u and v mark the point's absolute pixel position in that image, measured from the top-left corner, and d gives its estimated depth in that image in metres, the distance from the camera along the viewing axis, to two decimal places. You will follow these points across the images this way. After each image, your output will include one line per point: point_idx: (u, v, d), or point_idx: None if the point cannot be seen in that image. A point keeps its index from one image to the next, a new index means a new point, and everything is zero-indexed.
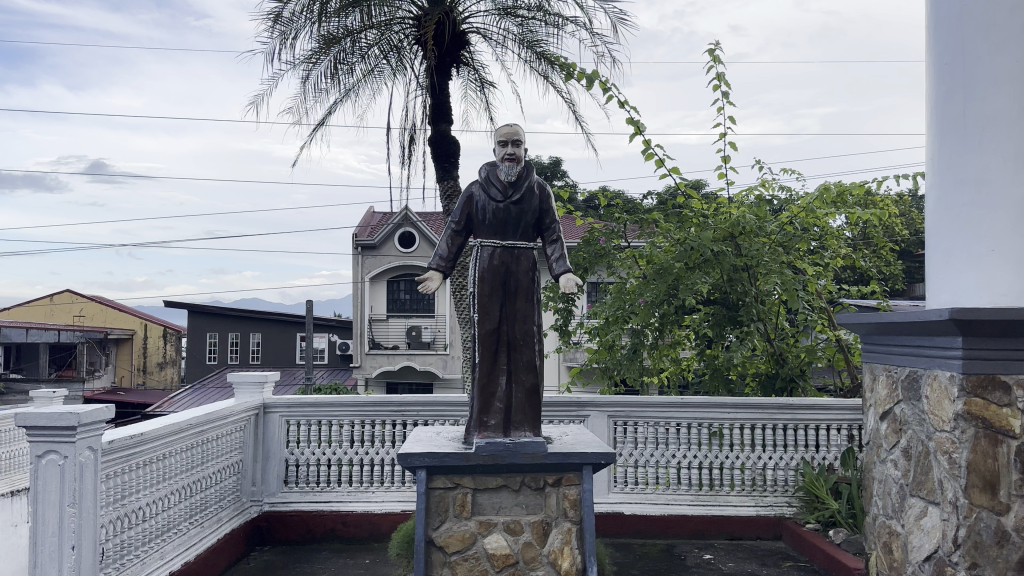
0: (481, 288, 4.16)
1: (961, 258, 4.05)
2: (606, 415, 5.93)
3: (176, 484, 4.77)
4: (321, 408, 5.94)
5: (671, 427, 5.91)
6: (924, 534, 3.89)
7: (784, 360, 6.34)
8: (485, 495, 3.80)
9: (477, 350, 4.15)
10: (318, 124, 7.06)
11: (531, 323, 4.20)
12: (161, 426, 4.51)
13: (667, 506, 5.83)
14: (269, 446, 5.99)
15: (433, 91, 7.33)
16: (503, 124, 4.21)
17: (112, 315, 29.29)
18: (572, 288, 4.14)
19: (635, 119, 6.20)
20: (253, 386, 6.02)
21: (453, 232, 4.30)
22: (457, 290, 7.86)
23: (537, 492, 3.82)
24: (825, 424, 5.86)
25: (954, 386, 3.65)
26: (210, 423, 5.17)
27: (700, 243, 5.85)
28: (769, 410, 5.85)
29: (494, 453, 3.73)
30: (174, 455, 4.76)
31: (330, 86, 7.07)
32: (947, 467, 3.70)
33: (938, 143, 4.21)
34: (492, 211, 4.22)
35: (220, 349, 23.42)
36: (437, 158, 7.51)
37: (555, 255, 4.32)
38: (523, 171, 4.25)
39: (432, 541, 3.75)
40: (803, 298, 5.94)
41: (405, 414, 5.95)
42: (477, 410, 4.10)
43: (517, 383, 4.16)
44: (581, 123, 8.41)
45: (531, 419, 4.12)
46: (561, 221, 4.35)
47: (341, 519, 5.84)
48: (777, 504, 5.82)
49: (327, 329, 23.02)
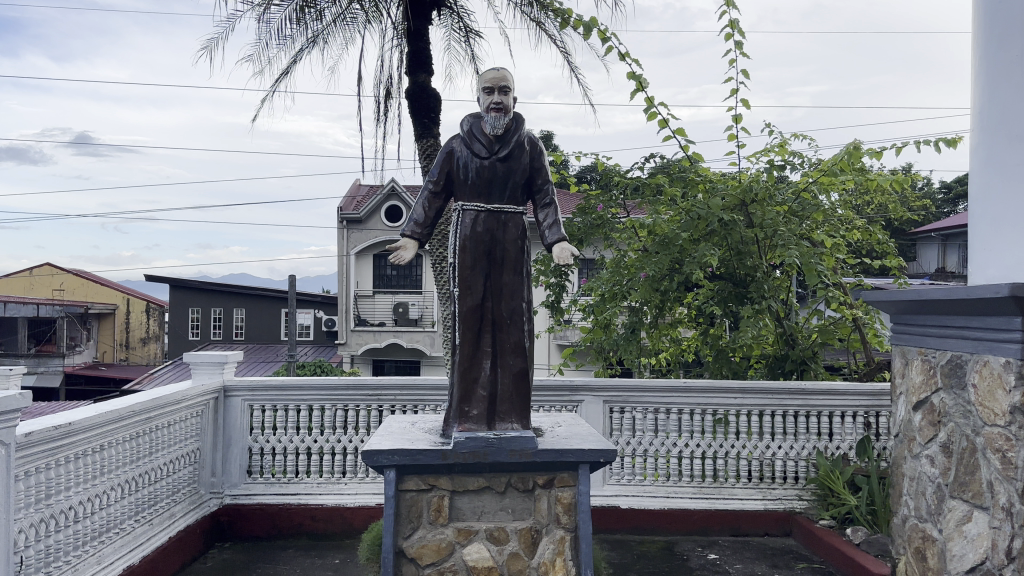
0: (463, 258, 3.61)
1: (1012, 226, 3.51)
2: (601, 401, 5.41)
3: (116, 479, 4.23)
4: (288, 392, 5.40)
5: (672, 412, 5.41)
6: (967, 542, 3.40)
7: (793, 341, 5.81)
8: (465, 498, 3.27)
9: (458, 330, 3.62)
10: (284, 73, 6.49)
11: (521, 300, 3.65)
12: (95, 414, 3.96)
13: (667, 499, 5.34)
14: (231, 433, 5.44)
15: (410, 36, 6.83)
16: (489, 68, 3.62)
17: (93, 290, 28.50)
18: (567, 259, 3.58)
19: (637, 73, 5.51)
20: (213, 367, 5.42)
21: (430, 194, 3.74)
22: (438, 262, 7.28)
23: (526, 495, 3.29)
24: (838, 411, 5.37)
25: (1009, 373, 3.14)
26: (159, 408, 4.62)
27: (707, 211, 5.31)
28: (779, 395, 5.35)
29: (476, 450, 3.19)
30: (114, 445, 4.21)
31: (296, 31, 6.48)
32: (1000, 468, 3.19)
33: (989, 93, 3.68)
34: (475, 168, 3.66)
35: (203, 324, 22.82)
36: (415, 113, 6.93)
37: (547, 221, 3.74)
38: (511, 124, 3.68)
39: (403, 552, 3.23)
40: (821, 273, 5.38)
41: (382, 399, 5.41)
42: (457, 398, 3.58)
43: (502, 367, 3.63)
44: (579, 82, 7.81)
45: (519, 409, 3.59)
46: (555, 182, 3.78)
47: (310, 513, 5.32)
48: (786, 497, 5.33)
49: (313, 306, 22.40)
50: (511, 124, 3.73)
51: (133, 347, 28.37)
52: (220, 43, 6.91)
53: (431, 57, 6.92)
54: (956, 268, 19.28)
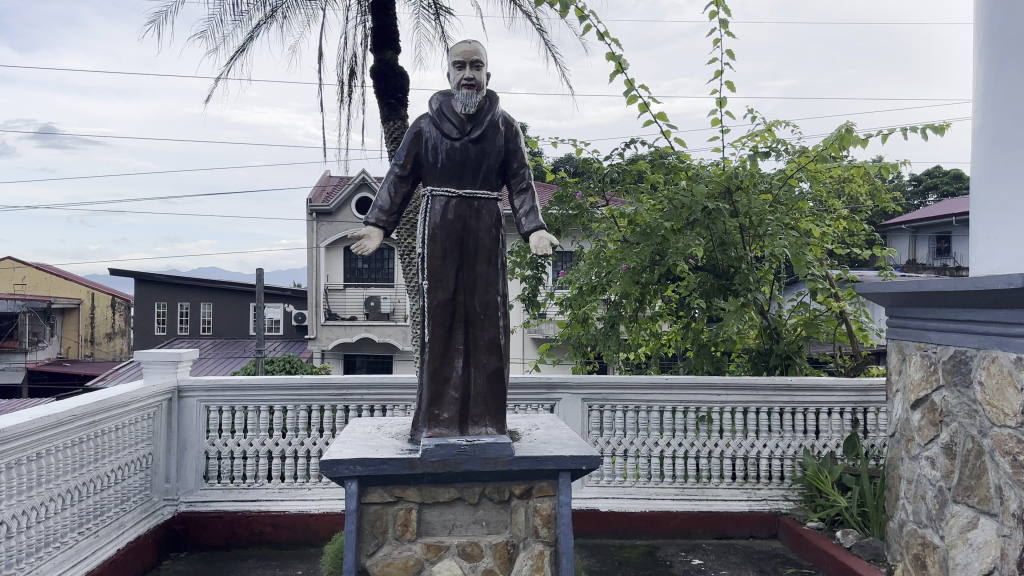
0: (432, 248, 3.32)
1: (1020, 211, 3.28)
2: (579, 399, 5.14)
3: (56, 489, 3.88)
4: (248, 392, 5.09)
5: (653, 410, 5.17)
6: (972, 550, 3.19)
7: (777, 335, 5.56)
8: (434, 511, 2.99)
9: (427, 327, 3.33)
10: (240, 51, 6.16)
11: (495, 293, 3.37)
12: (30, 419, 3.61)
13: (648, 501, 5.08)
14: (186, 436, 5.10)
15: (377, 11, 6.53)
16: (460, 41, 3.32)
17: (56, 284, 27.68)
18: (546, 248, 3.31)
19: (616, 54, 5.21)
20: (166, 365, 5.08)
21: (396, 178, 3.43)
22: (407, 254, 6.96)
23: (501, 506, 3.02)
24: (824, 408, 5.16)
25: (1021, 370, 2.91)
26: (104, 411, 4.28)
27: (691, 199, 5.04)
28: (763, 391, 5.12)
29: (446, 458, 2.91)
30: (54, 452, 3.87)
31: (254, 5, 6.14)
32: (1010, 472, 2.97)
33: (994, 72, 3.45)
34: (445, 151, 3.36)
35: (169, 319, 22.24)
36: (380, 93, 6.63)
37: (524, 208, 3.46)
38: (484, 102, 3.38)
39: (367, 572, 2.94)
40: (809, 264, 5.11)
41: (348, 398, 5.12)
42: (426, 400, 3.30)
43: (475, 366, 3.35)
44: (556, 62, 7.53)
45: (494, 411, 3.33)
46: (531, 166, 3.50)
47: (270, 520, 4.99)
48: (773, 497, 5.10)
49: (283, 300, 21.90)
50: (484, 103, 3.43)
51: (97, 343, 27.58)
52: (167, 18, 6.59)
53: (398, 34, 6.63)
54: (926, 260, 19.35)
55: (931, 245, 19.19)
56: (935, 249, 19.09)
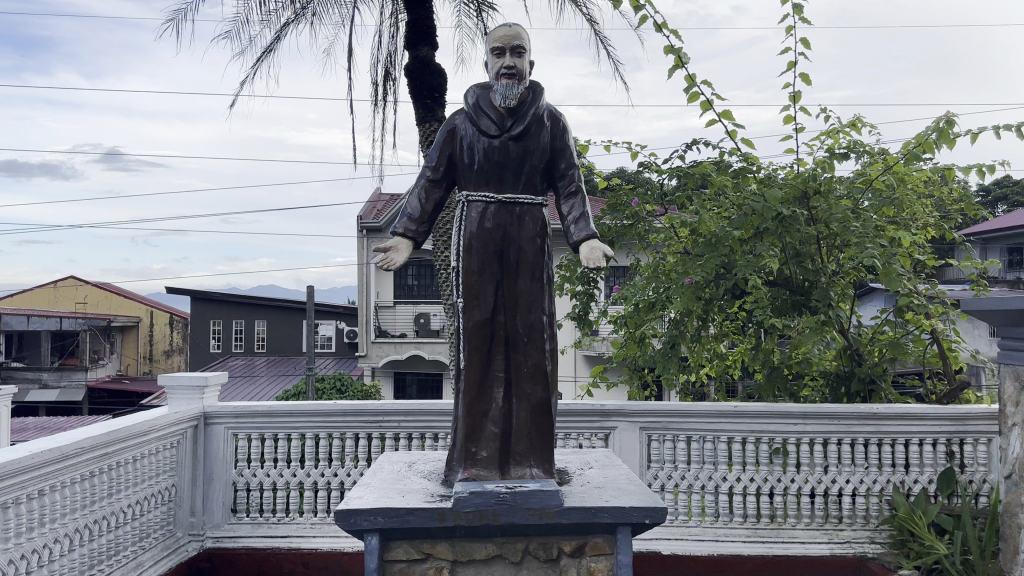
0: (468, 261, 2.92)
1: None
2: (637, 428, 4.67)
3: (61, 529, 3.54)
4: (278, 419, 4.73)
5: (720, 442, 4.65)
6: None
7: (859, 357, 5.00)
8: (469, 571, 2.57)
9: (463, 351, 2.92)
10: (268, 51, 6.19)
11: (540, 312, 2.94)
12: (30, 453, 3.27)
13: (715, 544, 4.54)
14: (213, 466, 4.78)
15: (411, 6, 6.55)
16: (498, 25, 2.90)
17: (116, 302, 28.15)
18: (599, 260, 2.86)
19: (676, 47, 4.74)
20: (191, 392, 4.79)
21: (428, 182, 3.03)
22: (442, 268, 6.60)
23: (548, 567, 2.58)
24: (916, 439, 4.57)
25: None
26: (120, 442, 3.96)
27: (763, 204, 4.52)
28: (846, 421, 4.56)
29: (482, 509, 2.48)
30: (60, 489, 3.53)
31: (280, 3, 6.04)
32: None
33: None
34: (483, 150, 2.94)
35: (224, 336, 22.28)
36: (417, 92, 6.60)
37: (573, 214, 3.02)
38: (527, 95, 2.96)
39: None
40: (901, 276, 4.53)
41: (385, 427, 4.73)
42: (461, 435, 2.88)
43: (518, 396, 2.91)
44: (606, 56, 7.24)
45: (539, 449, 2.89)
46: (580, 166, 3.06)
47: (301, 559, 4.58)
48: (856, 540, 4.52)
49: (335, 317, 21.84)
50: (527, 95, 3.00)
51: (156, 361, 27.94)
52: (185, 16, 6.86)
53: (433, 29, 6.65)
54: (998, 274, 18.33)
55: (1003, 257, 18.21)
56: (1007, 261, 18.09)
